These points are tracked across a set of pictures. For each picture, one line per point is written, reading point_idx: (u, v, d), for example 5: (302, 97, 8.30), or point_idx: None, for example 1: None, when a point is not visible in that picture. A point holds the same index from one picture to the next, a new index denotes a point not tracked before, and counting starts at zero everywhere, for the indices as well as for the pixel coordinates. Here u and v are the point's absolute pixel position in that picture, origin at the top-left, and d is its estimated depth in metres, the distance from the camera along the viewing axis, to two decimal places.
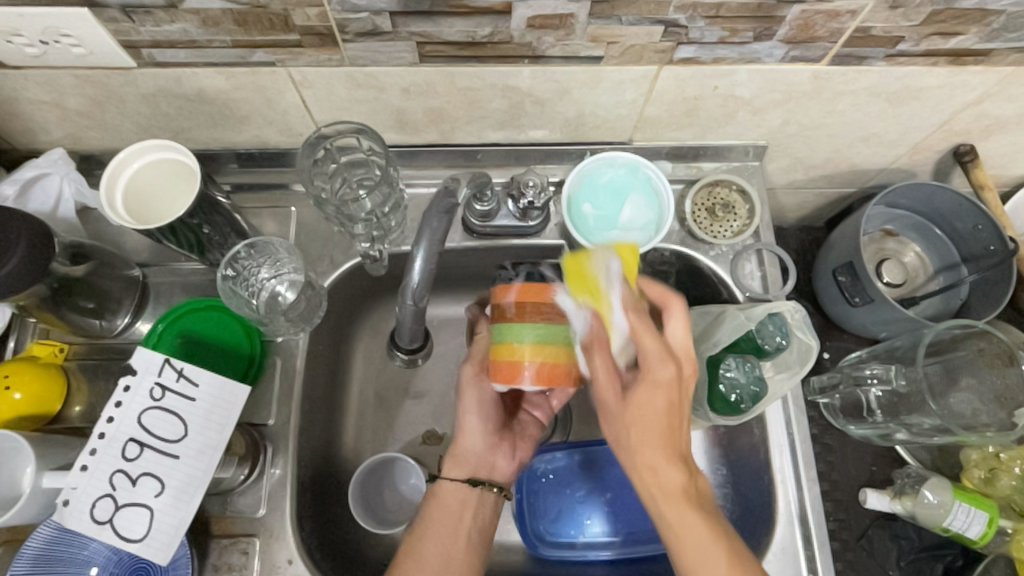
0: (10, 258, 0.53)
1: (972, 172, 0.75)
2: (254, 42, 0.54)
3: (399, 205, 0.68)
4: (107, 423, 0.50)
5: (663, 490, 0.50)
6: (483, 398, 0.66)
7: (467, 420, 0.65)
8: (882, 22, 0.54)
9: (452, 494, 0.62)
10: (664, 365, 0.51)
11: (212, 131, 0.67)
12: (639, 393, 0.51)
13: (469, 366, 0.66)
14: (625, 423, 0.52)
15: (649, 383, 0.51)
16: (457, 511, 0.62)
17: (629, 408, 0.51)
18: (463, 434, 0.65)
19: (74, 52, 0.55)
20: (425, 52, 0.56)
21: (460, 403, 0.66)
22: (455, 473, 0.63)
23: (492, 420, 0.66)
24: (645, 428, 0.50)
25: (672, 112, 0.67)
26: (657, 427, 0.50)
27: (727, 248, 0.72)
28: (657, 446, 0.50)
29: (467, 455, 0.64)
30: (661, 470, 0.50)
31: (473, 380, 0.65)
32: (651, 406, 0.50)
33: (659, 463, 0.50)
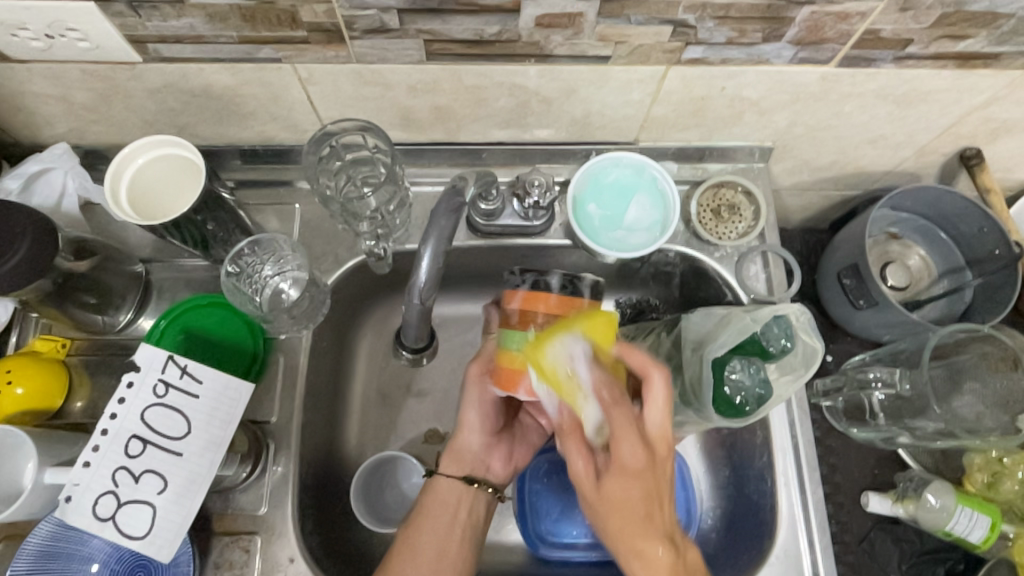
0: (14, 253, 0.52)
1: (978, 176, 0.75)
2: (260, 38, 0.54)
3: (404, 204, 0.68)
4: (110, 419, 0.50)
5: (646, 563, 0.50)
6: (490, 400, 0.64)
7: (470, 419, 0.64)
8: (891, 25, 0.54)
9: (449, 490, 0.62)
10: (637, 432, 0.50)
11: (217, 127, 0.67)
12: (615, 483, 0.50)
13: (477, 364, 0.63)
14: (607, 537, 0.52)
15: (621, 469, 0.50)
16: (452, 506, 0.62)
17: (601, 503, 0.51)
18: (463, 431, 0.64)
19: (80, 46, 0.54)
20: (432, 49, 0.56)
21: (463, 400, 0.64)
22: (452, 470, 0.63)
23: (492, 420, 0.65)
24: (624, 532, 0.50)
25: (678, 113, 0.66)
26: (629, 526, 0.50)
27: (732, 250, 0.72)
28: (638, 541, 0.50)
29: (465, 452, 0.64)
30: (646, 565, 0.50)
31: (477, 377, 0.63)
32: (620, 493, 0.50)
33: (646, 546, 0.50)
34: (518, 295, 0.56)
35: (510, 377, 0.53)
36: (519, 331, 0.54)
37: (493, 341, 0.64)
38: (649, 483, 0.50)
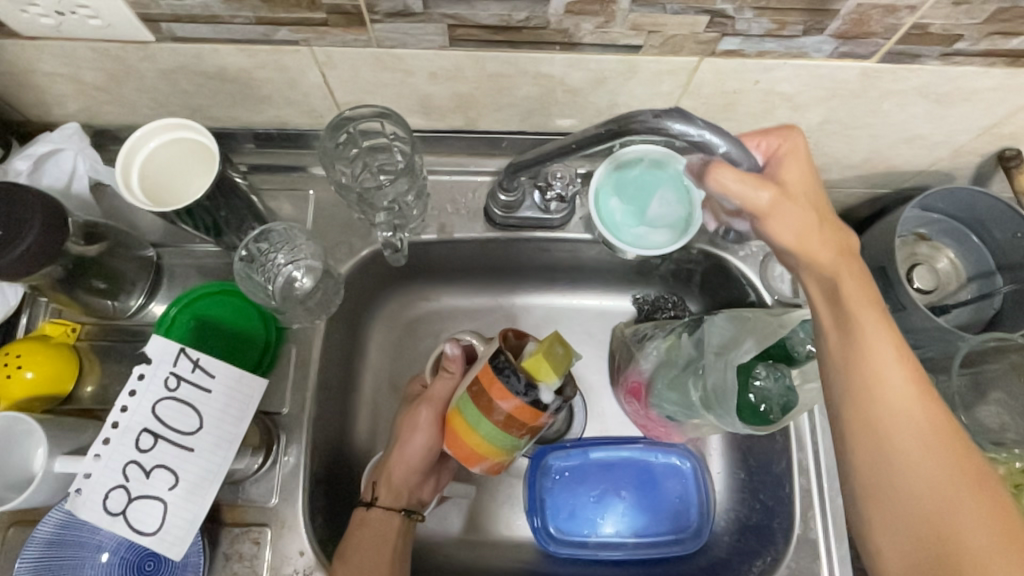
0: (23, 239, 0.51)
1: (1016, 178, 0.72)
2: (278, 19, 0.52)
3: (422, 194, 0.65)
4: (121, 412, 0.49)
5: (880, 388, 0.46)
6: (433, 439, 0.65)
7: (406, 451, 0.65)
8: (942, 19, 0.51)
9: (384, 521, 0.62)
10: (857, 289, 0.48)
11: (231, 110, 0.65)
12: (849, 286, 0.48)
13: (426, 406, 0.65)
14: (847, 367, 0.48)
15: (798, 229, 0.49)
16: (383, 535, 0.61)
17: (855, 308, 0.48)
18: (400, 466, 0.65)
19: (91, 24, 0.52)
20: (455, 35, 0.54)
21: (407, 431, 0.65)
22: (389, 501, 0.63)
23: (432, 460, 0.66)
24: (896, 389, 0.46)
25: (709, 106, 0.64)
26: (912, 400, 0.45)
27: (758, 249, 0.69)
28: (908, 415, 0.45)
29: (401, 487, 0.64)
30: (918, 461, 0.44)
31: (430, 418, 0.65)
32: (864, 323, 0.47)
33: (911, 455, 0.44)
34: (507, 390, 0.51)
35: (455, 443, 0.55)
36: (481, 417, 0.53)
37: (444, 387, 0.64)
38: (846, 257, 0.49)
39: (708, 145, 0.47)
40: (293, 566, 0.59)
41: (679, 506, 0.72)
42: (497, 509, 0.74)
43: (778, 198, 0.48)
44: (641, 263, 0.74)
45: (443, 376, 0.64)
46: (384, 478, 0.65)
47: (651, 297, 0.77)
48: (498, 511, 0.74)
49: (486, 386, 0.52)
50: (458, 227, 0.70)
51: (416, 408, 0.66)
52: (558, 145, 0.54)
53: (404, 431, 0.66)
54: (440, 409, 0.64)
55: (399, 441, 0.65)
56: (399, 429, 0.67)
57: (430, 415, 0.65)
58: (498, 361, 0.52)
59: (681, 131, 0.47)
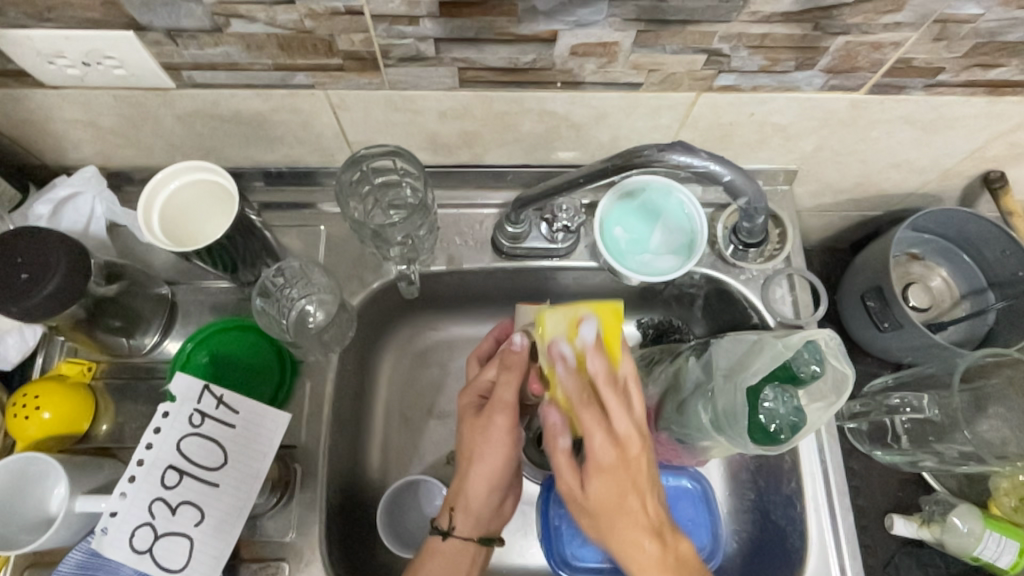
0: (49, 281, 0.52)
1: (1002, 199, 0.74)
2: (295, 65, 0.54)
3: (433, 229, 0.67)
4: (147, 449, 0.51)
5: (642, 530, 0.50)
6: (507, 454, 0.60)
7: (488, 467, 0.60)
8: (924, 54, 0.54)
9: (459, 551, 0.60)
10: (596, 445, 0.51)
11: (245, 150, 0.67)
12: (594, 487, 0.52)
13: (499, 414, 0.60)
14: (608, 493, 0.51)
15: (613, 491, 0.51)
16: (457, 564, 0.60)
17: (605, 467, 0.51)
18: (473, 492, 0.60)
19: (116, 73, 0.55)
20: (465, 77, 0.56)
21: (477, 451, 0.60)
22: (467, 531, 0.60)
23: (504, 480, 0.61)
24: (637, 464, 0.51)
25: (706, 137, 0.67)
26: (611, 492, 0.51)
27: (758, 272, 0.72)
28: (625, 527, 0.50)
29: (479, 514, 0.61)
30: (622, 541, 0.51)
31: (505, 429, 0.60)
32: (603, 442, 0.51)
33: (642, 542, 0.50)
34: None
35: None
36: None
37: (510, 390, 0.60)
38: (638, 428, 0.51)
39: (711, 172, 0.53)
40: None
41: (690, 528, 0.71)
42: (511, 537, 0.74)
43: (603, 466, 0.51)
44: (645, 288, 0.76)
45: (508, 376, 0.60)
46: (462, 508, 0.60)
47: (656, 322, 0.77)
48: (512, 539, 0.74)
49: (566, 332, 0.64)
50: (466, 258, 0.72)
51: (485, 418, 0.60)
52: (565, 180, 0.57)
53: (476, 448, 0.60)
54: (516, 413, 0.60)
55: (475, 460, 0.60)
56: (466, 445, 0.61)
57: (506, 423, 0.60)
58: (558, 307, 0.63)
59: (687, 163, 0.51)
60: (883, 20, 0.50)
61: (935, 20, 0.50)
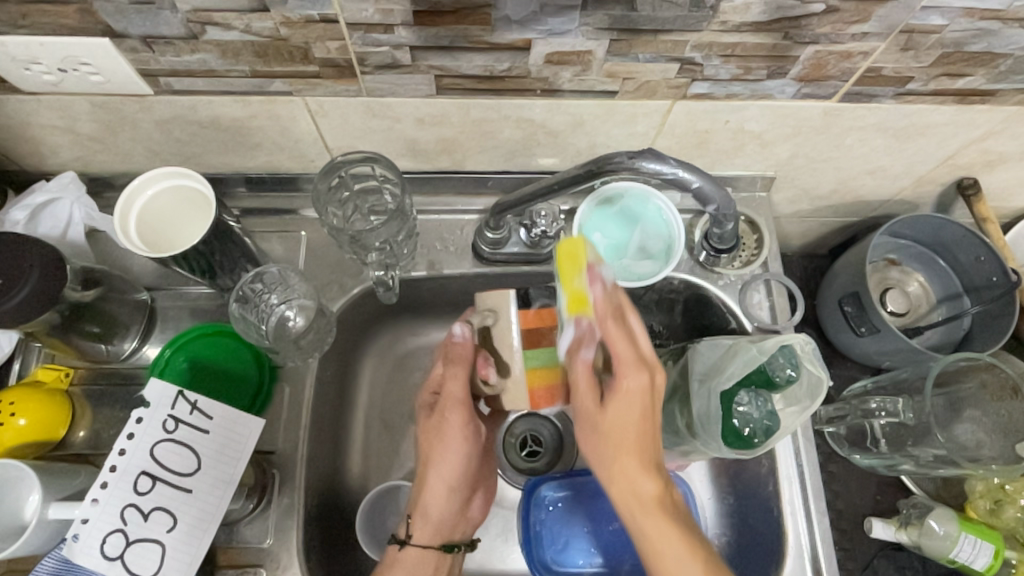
0: (22, 286, 0.52)
1: (975, 206, 0.76)
2: (272, 72, 0.55)
3: (412, 234, 0.68)
4: (120, 455, 0.51)
5: (637, 498, 0.50)
6: (465, 451, 0.60)
7: (443, 466, 0.60)
8: (892, 63, 0.55)
9: (419, 561, 0.60)
10: (636, 384, 0.50)
11: (224, 156, 0.67)
12: (614, 404, 0.50)
13: (452, 412, 0.60)
14: (595, 449, 0.52)
15: (622, 433, 0.50)
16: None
17: (616, 450, 0.50)
18: (431, 495, 0.60)
19: (92, 80, 0.55)
20: (442, 84, 0.57)
21: (435, 450, 0.60)
22: (428, 538, 0.60)
23: (461, 477, 0.61)
24: (643, 405, 0.50)
25: (682, 144, 0.67)
26: (631, 438, 0.50)
27: (736, 278, 0.72)
28: (635, 463, 0.50)
29: (439, 519, 0.61)
30: (625, 470, 0.50)
31: (459, 426, 0.60)
32: (618, 414, 0.50)
33: (641, 482, 0.50)
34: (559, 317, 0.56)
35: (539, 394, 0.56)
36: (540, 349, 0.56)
37: (458, 387, 0.59)
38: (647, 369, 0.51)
39: (681, 180, 0.53)
40: None
41: None
42: (492, 542, 0.74)
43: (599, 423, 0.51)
44: (625, 294, 0.77)
45: (454, 372, 0.58)
46: (420, 514, 0.60)
47: None
48: (492, 545, 0.74)
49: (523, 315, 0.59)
50: (446, 264, 0.72)
51: (439, 417, 0.60)
52: (541, 187, 0.58)
53: (430, 448, 0.60)
54: (468, 408, 0.60)
55: (431, 462, 0.60)
56: (422, 446, 0.61)
57: (459, 419, 0.60)
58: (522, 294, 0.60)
59: (656, 170, 0.52)
60: (851, 30, 0.51)
61: (902, 31, 0.51)
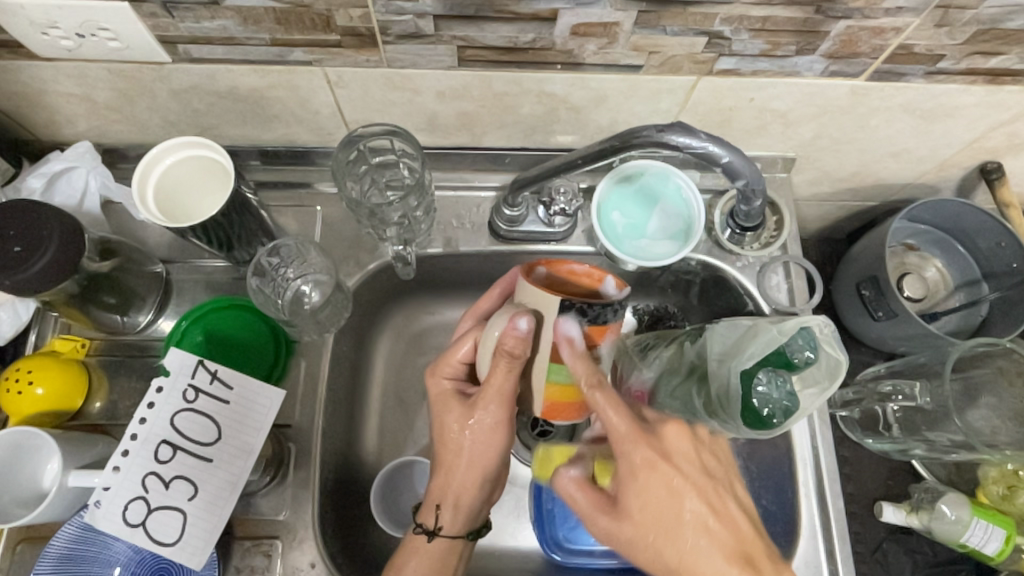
0: (42, 254, 0.52)
1: (998, 190, 0.75)
2: (293, 41, 0.54)
3: (429, 210, 0.67)
4: (140, 424, 0.52)
5: None
6: (503, 439, 0.58)
7: (475, 459, 0.58)
8: (925, 40, 0.54)
9: (447, 550, 0.60)
10: (644, 454, 0.50)
11: (240, 127, 0.67)
12: (633, 493, 0.51)
13: (491, 407, 0.55)
14: (646, 552, 0.51)
15: (639, 485, 0.50)
16: (444, 563, 0.60)
17: (666, 555, 0.50)
18: (463, 483, 0.59)
19: (110, 46, 0.54)
20: (464, 55, 0.56)
21: (473, 435, 0.58)
22: (457, 526, 0.60)
23: (491, 466, 0.59)
24: (638, 463, 0.50)
25: (705, 122, 0.66)
26: (659, 517, 0.50)
27: (754, 259, 0.72)
28: (701, 545, 0.49)
29: (467, 506, 0.60)
30: (706, 564, 0.49)
31: (500, 416, 0.56)
32: (645, 498, 0.50)
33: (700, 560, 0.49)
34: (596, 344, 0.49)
35: (557, 407, 0.51)
36: (578, 370, 0.49)
37: (506, 387, 0.53)
38: (642, 441, 0.50)
39: (709, 154, 0.53)
40: None
41: None
42: (504, 518, 0.74)
43: (622, 508, 0.52)
44: (641, 274, 0.76)
45: (505, 373, 0.51)
46: (450, 504, 0.60)
47: (651, 309, 0.78)
48: (505, 521, 0.74)
49: (559, 271, 0.51)
50: (463, 240, 0.72)
51: (477, 409, 0.56)
52: (562, 161, 0.57)
53: (462, 438, 0.58)
54: (510, 406, 0.55)
55: (461, 455, 0.58)
56: (454, 434, 0.59)
57: (495, 411, 0.56)
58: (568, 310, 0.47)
59: (686, 143, 0.51)
60: (885, 4, 0.50)
61: (938, 5, 0.50)
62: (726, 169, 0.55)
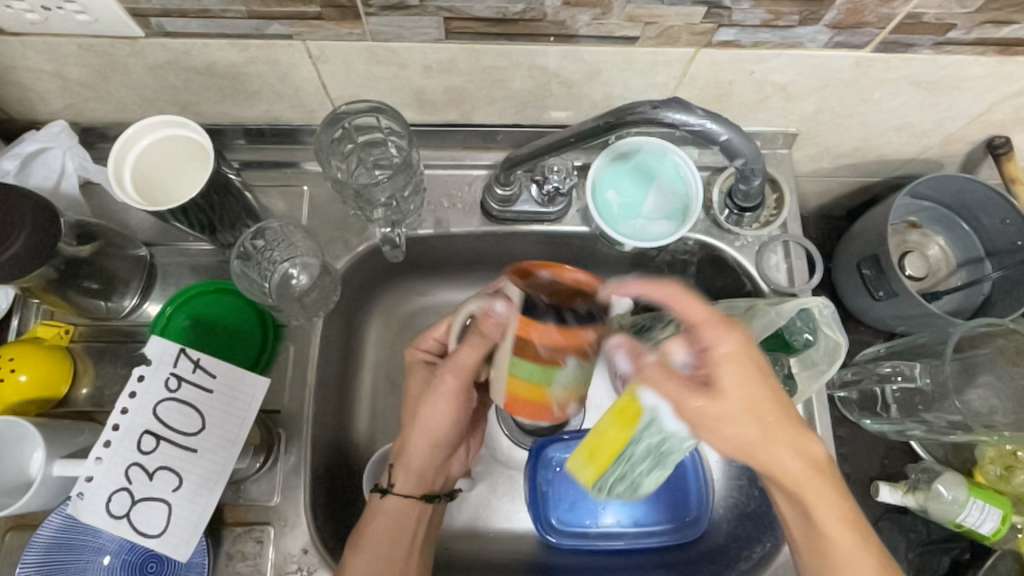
0: (15, 240, 0.51)
1: (1004, 165, 0.72)
2: (270, 13, 0.51)
3: (418, 190, 0.65)
4: (122, 414, 0.51)
5: (802, 469, 0.48)
6: (455, 411, 0.59)
7: (429, 428, 0.59)
8: (935, 9, 0.51)
9: (401, 510, 0.60)
10: (752, 357, 0.46)
11: (221, 105, 0.64)
12: (727, 381, 0.45)
13: (449, 374, 0.56)
14: (727, 441, 0.46)
15: (742, 372, 0.46)
16: (402, 524, 0.59)
17: (756, 441, 0.47)
18: (417, 448, 0.59)
19: (78, 19, 0.51)
20: (451, 28, 0.53)
21: (428, 399, 0.58)
22: (409, 488, 0.60)
23: (446, 437, 0.60)
24: (739, 353, 0.46)
25: (704, 97, 0.64)
26: (762, 406, 0.46)
27: (752, 239, 0.70)
28: (782, 427, 0.47)
29: (420, 474, 0.60)
30: (784, 444, 0.47)
31: (455, 385, 0.57)
32: (748, 383, 0.46)
33: (788, 458, 0.48)
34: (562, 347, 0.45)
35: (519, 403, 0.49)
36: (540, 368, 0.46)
37: (463, 352, 0.54)
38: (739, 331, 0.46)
39: (708, 132, 0.51)
40: (296, 565, 0.59)
41: (677, 499, 0.73)
42: (499, 501, 0.74)
43: (712, 393, 0.46)
44: (638, 255, 0.74)
45: (470, 341, 0.53)
46: (403, 465, 0.60)
47: (648, 288, 0.76)
48: (499, 504, 0.74)
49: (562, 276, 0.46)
50: (454, 221, 0.70)
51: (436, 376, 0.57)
52: (555, 139, 0.55)
53: (420, 403, 0.59)
54: (466, 378, 0.56)
55: (418, 421, 0.59)
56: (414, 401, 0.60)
57: (453, 381, 0.57)
58: (525, 299, 0.45)
59: (682, 121, 0.49)
60: None
61: None
62: (726, 149, 0.53)
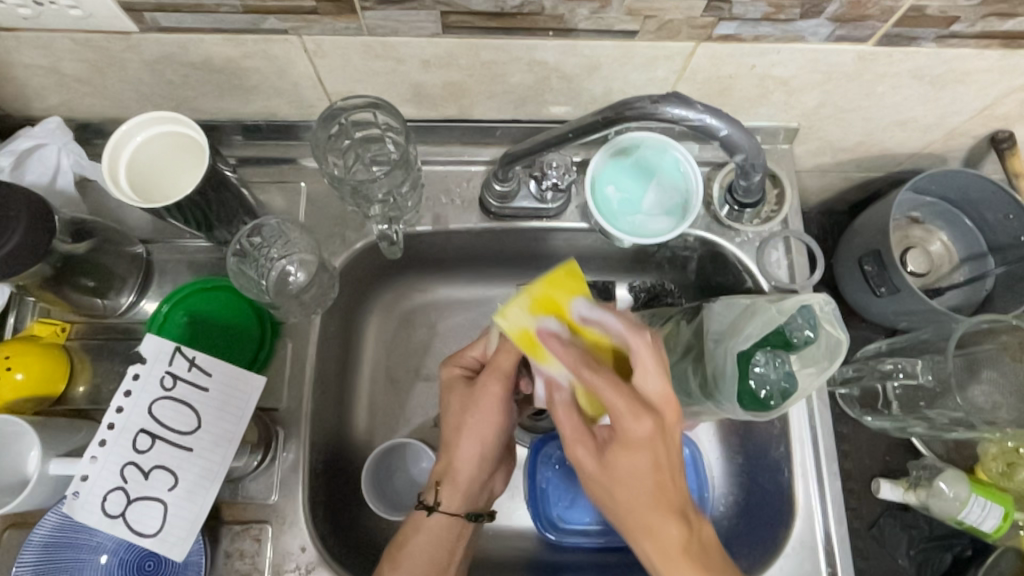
0: (10, 237, 0.50)
1: (1008, 160, 0.71)
2: (266, 8, 0.51)
3: (416, 186, 0.65)
4: (117, 413, 0.51)
5: (632, 486, 0.47)
6: (501, 424, 0.59)
7: (481, 440, 0.59)
8: (938, 2, 0.50)
9: (446, 526, 0.58)
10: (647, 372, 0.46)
11: (218, 101, 0.64)
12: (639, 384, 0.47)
13: (493, 380, 0.58)
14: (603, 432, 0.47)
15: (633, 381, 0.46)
16: (444, 541, 0.58)
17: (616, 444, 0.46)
18: (466, 465, 0.59)
19: (71, 14, 0.51)
20: (448, 22, 0.53)
21: (473, 408, 0.58)
22: (456, 504, 0.58)
23: (493, 450, 0.60)
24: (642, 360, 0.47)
25: (704, 91, 0.63)
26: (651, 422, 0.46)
27: (753, 235, 0.69)
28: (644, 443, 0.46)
29: (467, 489, 0.59)
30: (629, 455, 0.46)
31: (500, 393, 0.58)
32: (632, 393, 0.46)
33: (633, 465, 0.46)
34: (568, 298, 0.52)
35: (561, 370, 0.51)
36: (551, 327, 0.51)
37: (508, 355, 0.57)
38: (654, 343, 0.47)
39: (709, 128, 0.50)
40: (295, 563, 0.59)
41: None
42: (498, 498, 0.73)
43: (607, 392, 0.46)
44: (638, 251, 0.74)
45: (510, 343, 0.57)
46: (449, 480, 0.58)
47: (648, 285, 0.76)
48: (499, 501, 0.73)
49: None
50: (453, 217, 0.69)
51: (480, 385, 0.58)
52: (553, 134, 0.54)
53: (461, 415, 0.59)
54: (507, 378, 0.58)
55: (462, 433, 0.58)
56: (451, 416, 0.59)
57: (499, 390, 0.58)
58: None
59: (682, 117, 0.48)
60: None
61: None
62: (727, 145, 0.53)
